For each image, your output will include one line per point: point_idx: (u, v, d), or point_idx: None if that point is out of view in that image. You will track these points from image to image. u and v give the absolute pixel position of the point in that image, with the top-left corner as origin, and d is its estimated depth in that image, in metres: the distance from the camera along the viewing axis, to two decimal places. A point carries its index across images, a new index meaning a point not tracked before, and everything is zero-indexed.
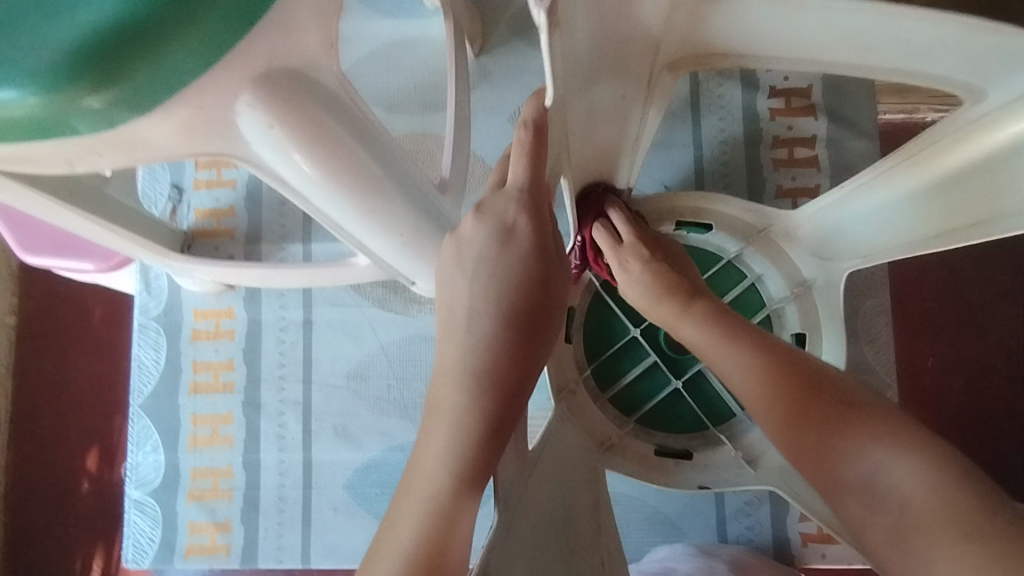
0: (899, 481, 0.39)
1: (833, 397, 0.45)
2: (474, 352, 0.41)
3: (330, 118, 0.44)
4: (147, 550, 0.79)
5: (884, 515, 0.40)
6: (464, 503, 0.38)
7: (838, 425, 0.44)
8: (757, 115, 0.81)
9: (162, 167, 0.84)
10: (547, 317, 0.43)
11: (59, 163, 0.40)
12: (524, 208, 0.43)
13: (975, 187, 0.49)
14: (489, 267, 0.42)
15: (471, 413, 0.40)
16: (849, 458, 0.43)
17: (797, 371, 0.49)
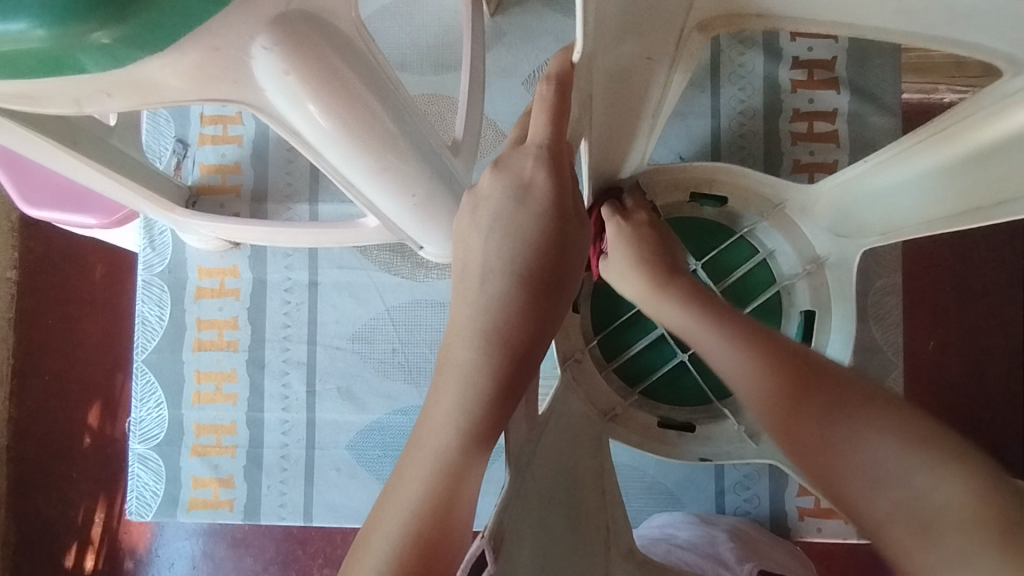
0: (928, 486, 0.32)
1: (836, 383, 0.39)
2: (487, 310, 0.40)
3: (348, 67, 0.43)
4: (150, 503, 0.80)
5: (910, 528, 0.32)
6: (473, 463, 0.38)
7: (846, 417, 0.37)
8: (778, 86, 0.79)
9: (167, 119, 0.82)
10: (561, 279, 0.43)
11: (68, 104, 0.39)
12: (545, 164, 0.42)
13: (1001, 167, 0.48)
14: (505, 222, 0.42)
15: (481, 372, 0.39)
16: (858, 457, 0.35)
17: (793, 356, 0.42)
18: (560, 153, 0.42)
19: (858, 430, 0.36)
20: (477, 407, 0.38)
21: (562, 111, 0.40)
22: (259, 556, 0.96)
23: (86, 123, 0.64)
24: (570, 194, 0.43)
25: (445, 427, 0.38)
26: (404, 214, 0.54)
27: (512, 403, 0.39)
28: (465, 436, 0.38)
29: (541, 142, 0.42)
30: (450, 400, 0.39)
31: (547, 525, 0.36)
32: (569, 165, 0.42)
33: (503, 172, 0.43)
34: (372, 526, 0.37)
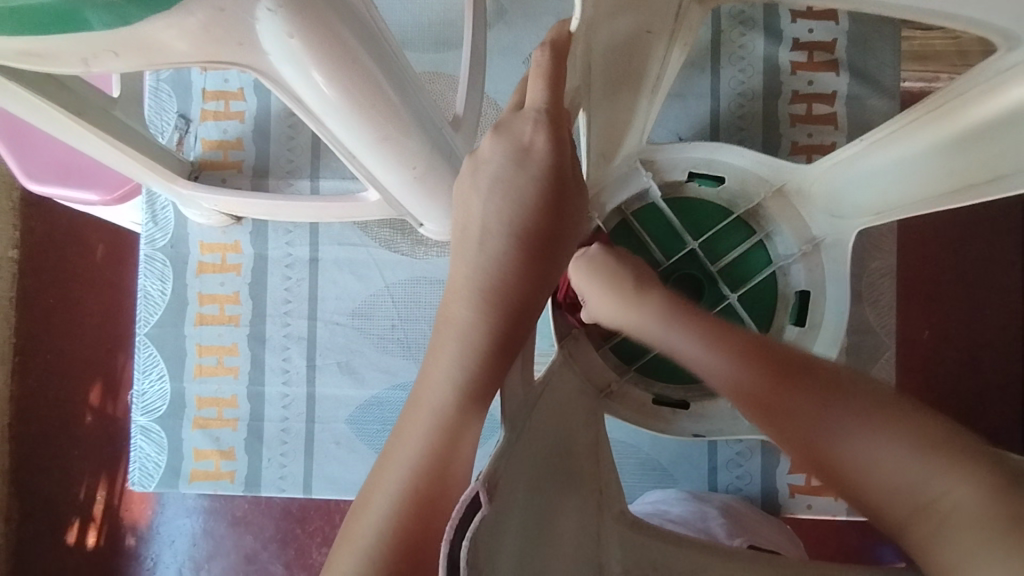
0: (939, 487, 0.34)
1: (839, 391, 0.40)
2: (487, 269, 0.42)
3: (352, 35, 0.43)
4: (153, 474, 0.81)
5: (925, 525, 0.34)
6: (470, 422, 0.39)
7: (851, 424, 0.38)
8: (779, 67, 0.79)
9: (168, 94, 0.83)
10: (559, 242, 0.44)
11: (76, 63, 0.40)
12: (542, 128, 0.43)
13: (996, 142, 0.48)
14: (504, 186, 0.44)
15: (478, 328, 0.41)
16: (866, 463, 0.37)
17: (795, 366, 0.43)
18: (560, 118, 0.43)
19: (865, 438, 0.37)
20: (474, 366, 0.40)
21: (558, 78, 0.42)
22: (258, 533, 0.97)
23: (91, 95, 0.66)
24: (567, 158, 0.43)
25: (441, 387, 0.39)
26: (404, 186, 0.55)
27: (510, 364, 0.40)
28: (462, 395, 0.39)
29: (541, 105, 0.43)
30: (449, 359, 0.40)
31: (546, 482, 0.37)
32: (568, 132, 0.44)
33: (503, 135, 0.44)
34: (373, 483, 0.38)
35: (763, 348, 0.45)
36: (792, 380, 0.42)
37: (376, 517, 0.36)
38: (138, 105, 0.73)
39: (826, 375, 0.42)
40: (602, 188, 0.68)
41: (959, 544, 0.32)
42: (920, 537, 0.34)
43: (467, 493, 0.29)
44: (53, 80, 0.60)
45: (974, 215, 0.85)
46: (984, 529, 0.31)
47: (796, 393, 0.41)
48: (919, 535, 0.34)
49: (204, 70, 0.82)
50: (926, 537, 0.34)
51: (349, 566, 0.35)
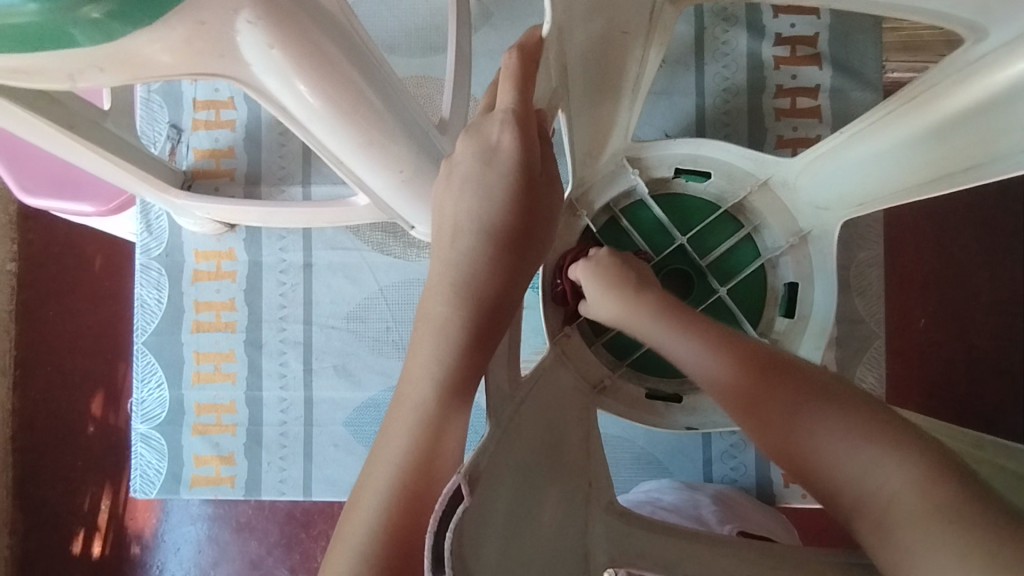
0: (882, 477, 0.35)
1: (795, 380, 0.42)
2: (462, 266, 0.43)
3: (331, 44, 0.44)
4: (154, 481, 0.82)
5: (880, 521, 0.35)
6: (452, 416, 0.40)
7: (804, 413, 0.40)
8: (762, 62, 0.80)
9: (160, 105, 0.83)
10: (530, 236, 0.46)
11: (62, 79, 0.41)
12: (510, 126, 0.44)
13: (972, 133, 0.49)
14: (473, 184, 0.45)
15: (454, 322, 0.42)
16: (819, 452, 0.38)
17: (757, 353, 0.45)
18: (528, 118, 0.44)
19: (818, 427, 0.39)
20: (453, 361, 0.41)
21: (527, 76, 0.43)
22: (263, 539, 0.98)
23: (84, 110, 0.67)
24: (535, 154, 0.44)
25: (424, 383, 0.40)
26: (391, 190, 0.55)
27: (490, 357, 0.42)
28: (443, 388, 0.40)
29: (510, 105, 0.43)
30: (426, 354, 0.41)
31: (534, 474, 0.38)
32: (536, 129, 0.44)
33: (473, 136, 0.45)
34: (363, 481, 0.39)
35: (733, 336, 0.47)
36: (755, 367, 0.44)
37: (367, 513, 0.37)
38: (130, 117, 0.74)
39: (785, 364, 0.43)
40: (591, 186, 0.69)
41: (904, 539, 0.33)
42: (869, 529, 0.36)
43: (450, 486, 0.30)
44: (46, 95, 0.61)
45: (960, 204, 0.86)
46: (927, 521, 0.33)
47: (758, 381, 0.43)
48: (869, 526, 0.36)
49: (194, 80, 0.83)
50: (875, 532, 0.35)
51: (341, 559, 0.37)
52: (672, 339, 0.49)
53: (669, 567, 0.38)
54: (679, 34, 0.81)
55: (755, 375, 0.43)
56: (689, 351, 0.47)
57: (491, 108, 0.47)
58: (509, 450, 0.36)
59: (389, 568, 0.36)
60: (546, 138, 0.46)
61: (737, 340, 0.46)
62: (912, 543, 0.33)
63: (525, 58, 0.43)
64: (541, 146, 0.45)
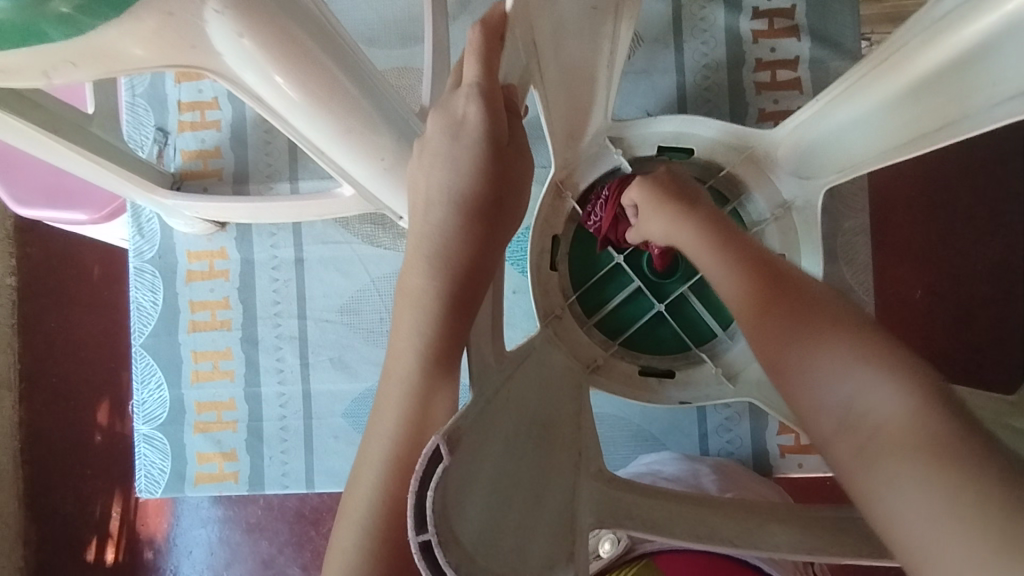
0: (876, 403, 0.32)
1: (813, 308, 0.39)
2: (436, 236, 0.45)
3: (301, 30, 0.44)
4: (159, 480, 0.83)
5: (851, 447, 0.32)
6: (437, 387, 0.42)
7: (812, 342, 0.37)
8: (740, 37, 0.80)
9: (144, 109, 0.84)
10: (502, 207, 0.47)
11: (37, 75, 0.42)
12: (475, 100, 0.44)
13: (945, 91, 0.50)
14: (443, 160, 0.46)
15: (429, 294, 0.43)
16: (813, 383, 0.35)
17: (782, 284, 0.42)
18: (494, 92, 0.44)
19: (816, 349, 0.36)
20: (433, 334, 0.42)
21: (490, 52, 0.44)
22: (274, 538, 0.99)
23: (67, 113, 0.67)
24: (501, 127, 0.45)
25: (407, 356, 0.42)
26: (374, 179, 0.56)
27: (469, 326, 0.43)
28: (426, 360, 0.42)
29: (475, 80, 0.44)
30: (408, 328, 0.43)
31: (523, 444, 0.40)
32: (503, 104, 0.45)
33: (440, 112, 0.46)
34: (361, 458, 0.42)
35: (760, 259, 0.46)
36: (772, 297, 0.41)
37: (366, 488, 0.40)
38: (114, 120, 0.74)
39: (801, 292, 0.41)
40: (575, 167, 0.70)
41: (879, 466, 0.30)
42: (845, 459, 0.32)
43: (428, 448, 0.31)
44: (25, 99, 0.62)
45: (948, 170, 0.86)
46: (912, 454, 0.29)
47: (772, 309, 0.40)
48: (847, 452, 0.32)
49: (178, 82, 0.84)
50: (855, 462, 0.31)
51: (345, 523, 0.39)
52: (716, 263, 0.48)
53: (656, 526, 0.39)
54: (656, 14, 0.81)
55: (783, 308, 0.40)
56: (727, 281, 0.46)
57: (459, 86, 0.48)
58: (496, 411, 0.37)
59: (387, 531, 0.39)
60: (512, 112, 0.47)
61: (766, 275, 0.44)
62: (892, 476, 0.29)
63: (487, 33, 0.43)
64: (508, 119, 0.46)
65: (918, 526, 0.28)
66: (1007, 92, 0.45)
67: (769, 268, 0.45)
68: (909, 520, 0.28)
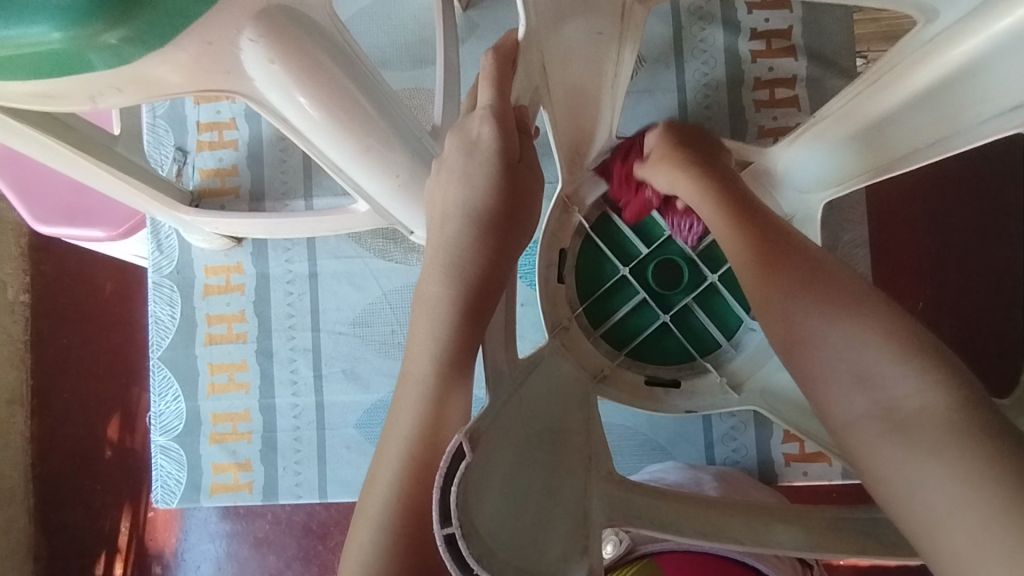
0: (910, 389, 0.36)
1: (815, 276, 0.44)
2: (452, 247, 0.47)
3: (326, 57, 0.47)
4: (174, 491, 0.85)
5: (880, 423, 0.36)
6: (453, 392, 0.44)
7: (820, 308, 0.42)
8: (738, 57, 0.83)
9: (165, 129, 0.87)
10: (514, 219, 0.49)
11: (84, 101, 0.44)
12: (489, 120, 0.47)
13: (936, 107, 0.52)
14: (458, 176, 0.49)
15: (446, 303, 0.46)
16: (834, 351, 0.39)
17: (788, 255, 0.46)
18: (506, 113, 0.47)
19: (845, 327, 0.40)
20: (450, 341, 0.45)
21: (503, 77, 0.46)
22: (281, 553, 1.00)
23: (95, 134, 0.70)
24: (513, 145, 0.48)
25: (424, 362, 0.45)
26: (389, 195, 0.58)
27: (483, 334, 0.45)
28: (443, 366, 0.44)
29: (488, 103, 0.47)
30: (424, 334, 0.46)
31: (536, 447, 0.41)
32: (515, 125, 0.48)
33: (457, 133, 0.49)
34: (378, 459, 0.44)
35: (774, 235, 0.49)
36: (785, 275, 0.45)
37: (385, 488, 0.42)
38: (138, 141, 0.78)
39: (807, 258, 0.46)
40: (582, 183, 0.72)
41: (909, 446, 0.34)
42: (871, 434, 0.36)
43: (451, 445, 0.33)
44: (58, 122, 0.65)
45: (945, 183, 0.88)
46: (942, 437, 0.33)
47: (782, 277, 0.45)
48: (877, 433, 0.36)
49: (197, 104, 0.87)
50: (880, 436, 0.36)
51: (367, 524, 0.41)
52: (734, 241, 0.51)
53: (665, 524, 0.41)
54: (658, 35, 0.84)
55: (790, 277, 0.45)
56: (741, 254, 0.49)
57: (473, 109, 0.51)
58: (508, 415, 0.39)
59: (406, 529, 0.41)
60: (523, 130, 0.49)
61: (775, 248, 0.48)
62: (919, 451, 0.34)
63: (500, 58, 0.46)
64: (519, 138, 0.49)
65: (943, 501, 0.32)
66: (993, 109, 0.48)
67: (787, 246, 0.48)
68: (930, 493, 0.33)
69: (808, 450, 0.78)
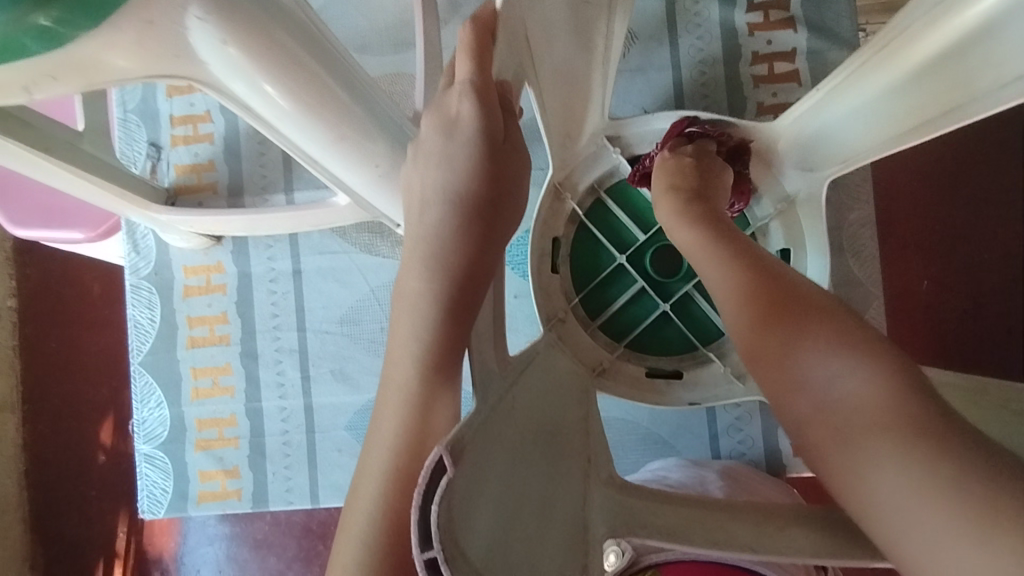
0: (852, 390, 0.34)
1: (797, 303, 0.39)
2: (435, 236, 0.44)
3: (288, 36, 0.43)
4: (161, 500, 0.82)
5: (835, 436, 0.34)
6: (439, 397, 0.41)
7: (802, 336, 0.37)
8: (735, 30, 0.79)
9: (137, 124, 0.83)
10: (501, 203, 0.46)
11: (18, 92, 0.41)
12: (469, 98, 0.42)
13: (950, 73, 0.48)
14: (438, 158, 0.45)
15: (429, 299, 0.42)
16: (800, 368, 0.36)
17: (772, 278, 0.42)
18: (488, 88, 0.42)
19: (806, 343, 0.37)
20: (434, 340, 0.41)
21: (483, 49, 0.42)
22: (281, 554, 0.97)
23: (56, 130, 0.66)
24: (498, 124, 0.43)
25: (407, 365, 0.41)
26: (368, 186, 0.54)
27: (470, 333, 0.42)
28: (427, 368, 0.41)
29: (468, 76, 0.42)
30: (407, 334, 0.43)
31: (530, 456, 0.38)
32: (498, 100, 0.43)
33: (435, 111, 0.45)
34: (361, 471, 0.40)
35: (748, 254, 0.46)
36: (772, 305, 0.40)
37: (367, 503, 0.39)
38: (105, 137, 0.74)
39: (789, 285, 0.41)
40: (572, 169, 0.69)
41: (861, 452, 0.32)
42: (823, 442, 0.34)
43: (433, 457, 0.30)
44: (14, 118, 0.60)
45: (953, 158, 0.85)
46: (896, 441, 0.31)
47: (762, 303, 0.40)
48: (825, 439, 0.34)
49: (169, 96, 0.83)
50: (834, 444, 0.34)
51: (351, 541, 0.38)
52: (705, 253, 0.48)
53: (671, 533, 0.38)
54: (650, 10, 0.80)
55: (770, 301, 0.40)
56: (714, 264, 0.46)
57: (452, 84, 0.46)
58: (499, 426, 0.35)
59: (391, 545, 0.38)
60: (509, 109, 0.45)
61: (758, 270, 0.44)
62: (872, 460, 0.32)
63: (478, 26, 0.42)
64: (505, 116, 0.44)
65: (903, 516, 0.30)
66: (1010, 74, 0.44)
67: (761, 266, 0.44)
68: (887, 507, 0.31)
69: None
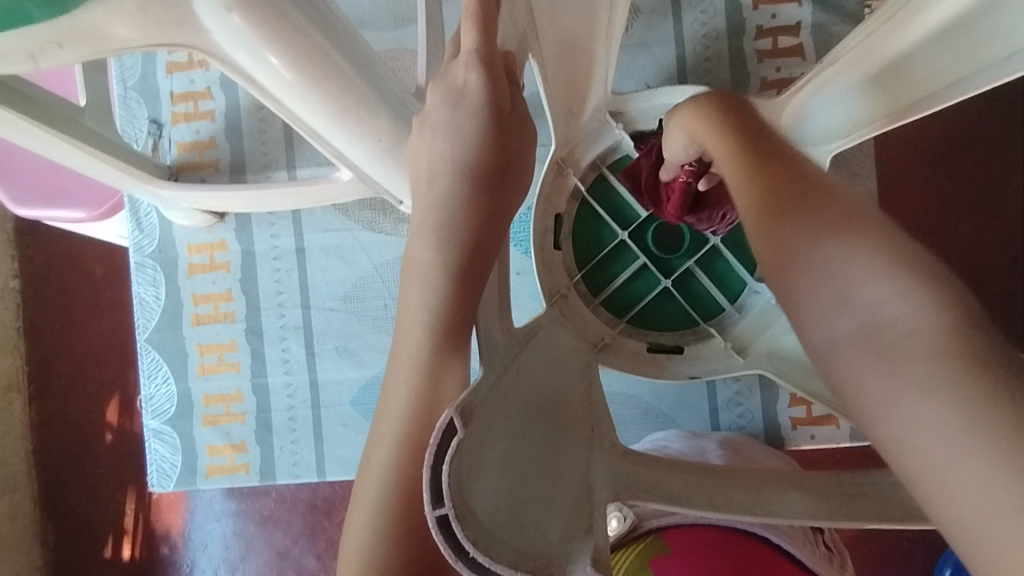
0: (899, 310, 0.28)
1: (823, 198, 0.33)
2: (442, 207, 0.44)
3: (291, 5, 0.43)
4: (170, 474, 0.83)
5: (869, 356, 0.28)
6: (447, 366, 0.41)
7: (820, 235, 0.31)
8: (739, 4, 0.78)
9: (137, 102, 0.83)
10: (508, 174, 0.46)
11: (22, 61, 0.42)
12: (477, 67, 0.45)
13: (957, 44, 0.49)
14: (445, 129, 0.46)
15: (435, 270, 0.43)
16: (821, 271, 0.30)
17: (795, 173, 0.35)
18: (493, 58, 0.44)
19: (839, 245, 0.30)
20: (441, 310, 0.42)
21: (488, 17, 0.43)
22: (287, 530, 0.99)
23: (59, 105, 0.66)
24: (503, 94, 0.45)
25: (414, 335, 0.42)
26: (373, 160, 0.55)
27: (478, 303, 0.42)
28: (434, 338, 0.42)
29: (474, 47, 0.44)
30: (414, 304, 0.43)
31: (535, 423, 0.39)
32: (503, 72, 0.45)
33: (440, 83, 0.46)
34: (371, 438, 0.41)
35: (770, 149, 0.39)
36: (782, 178, 0.35)
37: (378, 469, 0.40)
38: (107, 112, 0.73)
39: (814, 181, 0.34)
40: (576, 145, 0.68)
41: (898, 378, 0.26)
42: (853, 362, 0.28)
43: (442, 420, 0.31)
44: (17, 92, 0.61)
45: (959, 133, 0.84)
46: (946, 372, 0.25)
47: (782, 197, 0.34)
48: (857, 359, 0.28)
49: (169, 73, 0.83)
50: (868, 364, 0.28)
51: (362, 506, 0.39)
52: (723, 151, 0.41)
53: (673, 496, 0.39)
54: None
55: (791, 193, 0.33)
56: (730, 161, 0.40)
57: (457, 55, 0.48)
58: (504, 392, 0.36)
59: (401, 509, 0.39)
60: (511, 81, 0.46)
61: (779, 165, 0.36)
62: (911, 387, 0.26)
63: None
64: (509, 88, 0.46)
65: (939, 452, 0.25)
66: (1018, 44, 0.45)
67: (784, 158, 0.37)
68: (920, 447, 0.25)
69: (815, 413, 0.76)
